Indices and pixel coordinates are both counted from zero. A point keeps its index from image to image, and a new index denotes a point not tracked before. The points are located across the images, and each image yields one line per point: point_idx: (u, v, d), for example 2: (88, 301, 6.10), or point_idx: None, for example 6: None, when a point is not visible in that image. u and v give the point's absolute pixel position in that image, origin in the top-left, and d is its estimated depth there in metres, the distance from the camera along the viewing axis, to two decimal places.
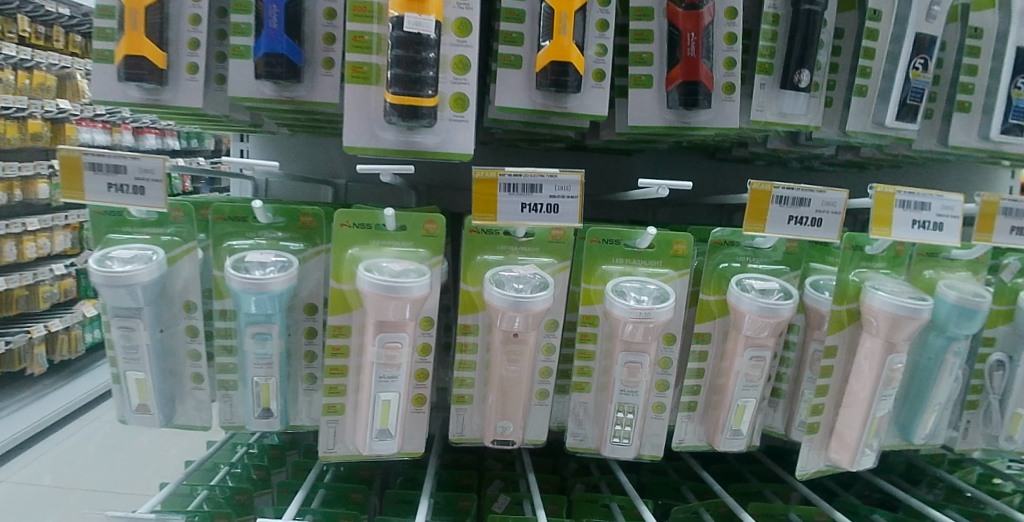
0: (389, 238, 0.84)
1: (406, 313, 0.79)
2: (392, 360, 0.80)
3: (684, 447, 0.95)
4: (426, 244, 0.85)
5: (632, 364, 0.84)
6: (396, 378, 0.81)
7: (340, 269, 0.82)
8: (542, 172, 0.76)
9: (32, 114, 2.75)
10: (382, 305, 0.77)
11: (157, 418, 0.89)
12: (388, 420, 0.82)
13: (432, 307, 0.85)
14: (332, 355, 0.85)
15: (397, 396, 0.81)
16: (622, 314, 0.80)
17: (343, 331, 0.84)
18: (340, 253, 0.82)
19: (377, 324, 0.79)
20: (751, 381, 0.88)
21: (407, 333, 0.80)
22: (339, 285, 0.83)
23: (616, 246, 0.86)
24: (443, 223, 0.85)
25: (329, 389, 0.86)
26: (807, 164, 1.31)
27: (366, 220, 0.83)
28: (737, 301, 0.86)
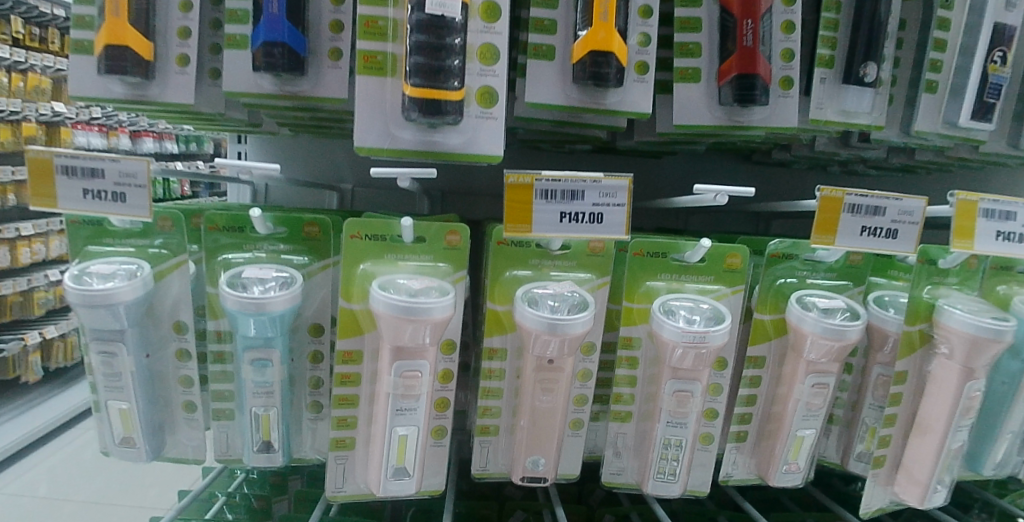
0: (406, 251, 0.74)
1: (428, 338, 0.68)
2: (410, 391, 0.69)
3: (732, 482, 0.86)
4: (449, 258, 0.75)
5: (681, 393, 0.74)
6: (415, 411, 0.70)
7: (351, 286, 0.72)
8: (584, 177, 0.65)
9: (26, 117, 2.63)
10: (398, 329, 0.67)
11: (143, 453, 0.79)
12: (405, 458, 0.72)
13: (454, 329, 0.76)
14: (341, 384, 0.74)
15: (417, 430, 0.71)
16: (672, 337, 0.70)
17: (353, 357, 0.74)
18: (351, 268, 0.72)
19: (393, 350, 0.68)
20: (812, 410, 0.78)
21: (428, 361, 0.70)
22: (350, 304, 0.73)
23: (662, 260, 0.76)
24: (467, 234, 0.75)
25: (337, 422, 0.76)
26: (851, 167, 1.21)
27: (381, 232, 0.73)
28: (799, 322, 0.76)
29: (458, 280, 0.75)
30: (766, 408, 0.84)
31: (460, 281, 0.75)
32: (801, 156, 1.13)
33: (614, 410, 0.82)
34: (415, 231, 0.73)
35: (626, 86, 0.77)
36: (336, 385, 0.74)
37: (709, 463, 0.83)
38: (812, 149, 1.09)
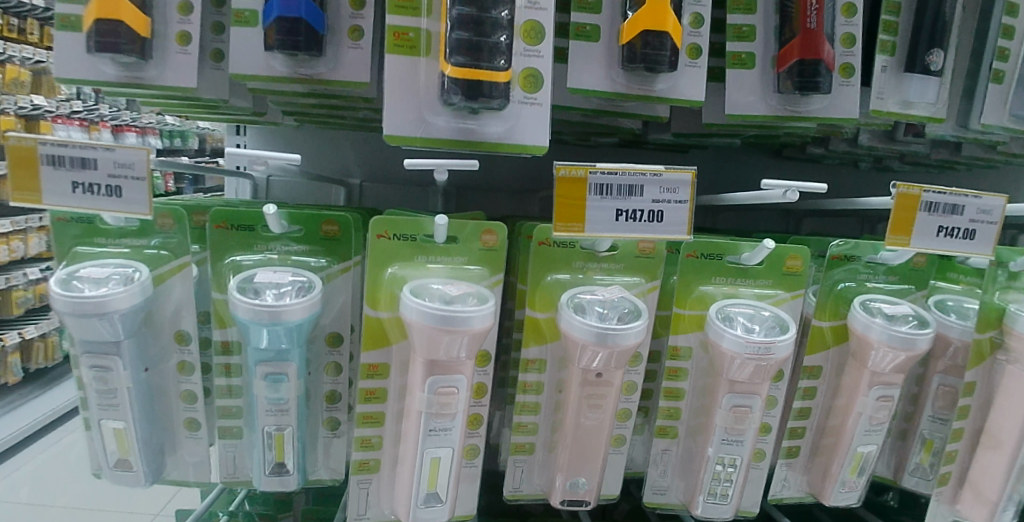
0: (438, 253, 0.67)
1: (466, 351, 0.61)
2: (445, 409, 0.62)
3: (781, 501, 0.80)
4: (484, 261, 0.68)
5: (739, 408, 0.67)
6: (451, 431, 0.63)
7: (377, 292, 0.65)
8: (642, 170, 0.59)
9: (4, 110, 2.50)
10: (433, 341, 0.59)
11: (142, 475, 0.71)
12: (437, 483, 0.65)
13: (490, 339, 0.69)
14: (365, 400, 0.67)
15: (451, 453, 0.64)
16: (733, 348, 0.64)
17: (379, 370, 0.67)
18: (378, 272, 0.65)
19: (426, 363, 0.61)
20: (875, 425, 0.72)
21: (465, 376, 0.63)
22: (376, 312, 0.65)
23: (717, 263, 0.70)
24: (505, 234, 0.67)
25: (360, 442, 0.68)
26: (885, 163, 1.16)
27: (410, 232, 0.66)
28: (865, 330, 0.70)
29: (494, 285, 0.68)
30: (822, 420, 0.78)
31: (497, 287, 0.68)
32: (839, 151, 1.07)
33: (660, 425, 0.75)
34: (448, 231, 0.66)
35: (678, 72, 0.71)
36: (359, 402, 0.67)
37: (761, 481, 0.76)
38: (854, 145, 1.04)
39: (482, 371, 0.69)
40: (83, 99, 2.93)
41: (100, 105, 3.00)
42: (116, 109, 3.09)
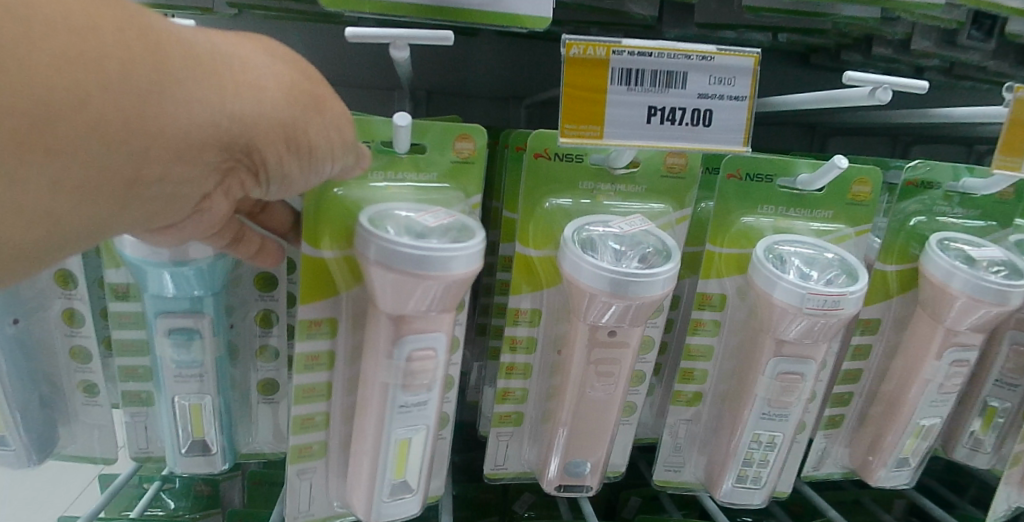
0: (404, 168, 0.50)
1: (451, 301, 0.45)
2: (419, 378, 0.46)
3: (815, 476, 0.67)
4: (459, 178, 0.51)
5: (787, 377, 0.52)
6: (428, 405, 0.48)
7: (319, 222, 0.48)
8: (687, 51, 0.43)
9: None
10: (403, 290, 0.43)
11: (25, 456, 0.56)
12: (405, 469, 0.50)
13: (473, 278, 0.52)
14: (304, 366, 0.51)
15: (426, 430, 0.49)
16: (789, 302, 0.48)
17: (322, 328, 0.50)
18: (322, 193, 0.47)
19: (392, 318, 0.45)
20: (943, 394, 0.59)
21: (445, 333, 0.47)
22: (318, 251, 0.48)
23: (766, 186, 0.55)
24: (485, 143, 0.50)
25: (299, 422, 0.52)
26: (928, 77, 0.98)
27: (366, 139, 0.48)
28: (945, 279, 0.55)
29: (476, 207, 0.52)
30: (873, 385, 0.64)
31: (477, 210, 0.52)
32: (882, 60, 0.90)
33: (678, 391, 0.60)
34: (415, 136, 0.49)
35: None
36: (297, 371, 0.51)
37: (799, 456, 0.62)
38: (904, 50, 0.85)
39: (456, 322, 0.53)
40: None
41: None
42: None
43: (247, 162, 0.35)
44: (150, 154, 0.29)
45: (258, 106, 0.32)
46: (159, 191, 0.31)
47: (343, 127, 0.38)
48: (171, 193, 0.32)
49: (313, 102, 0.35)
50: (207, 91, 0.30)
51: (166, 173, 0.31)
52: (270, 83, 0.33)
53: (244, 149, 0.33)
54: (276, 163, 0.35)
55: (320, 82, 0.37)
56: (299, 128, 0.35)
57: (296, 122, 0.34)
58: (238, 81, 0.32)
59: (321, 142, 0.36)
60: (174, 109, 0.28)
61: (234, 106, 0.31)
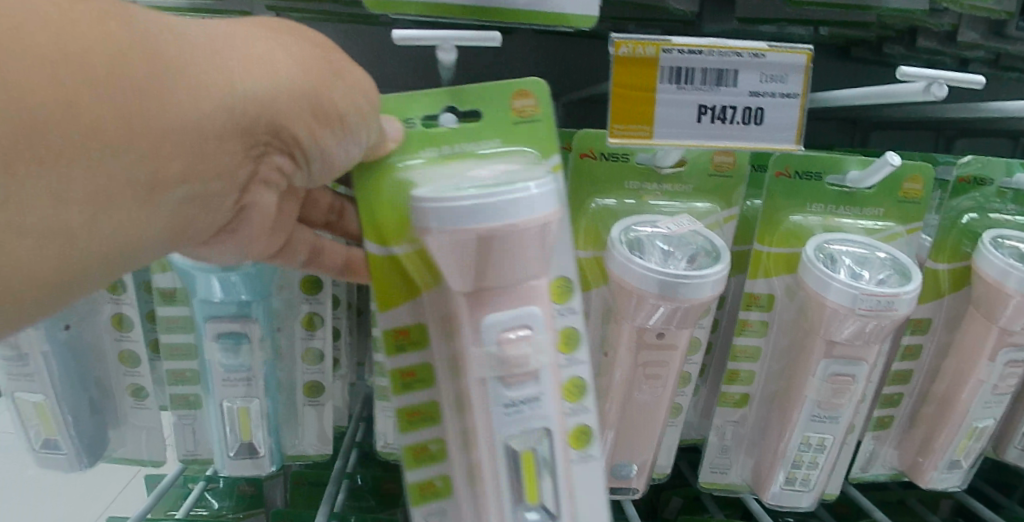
0: (462, 140, 0.44)
1: (531, 260, 0.37)
2: (521, 365, 0.36)
3: (863, 477, 0.66)
4: (525, 138, 0.44)
5: (839, 378, 0.51)
6: (542, 400, 0.37)
7: (377, 208, 0.42)
8: (738, 47, 0.42)
9: None
10: (477, 250, 0.35)
11: (78, 459, 0.57)
12: (537, 498, 0.39)
13: (571, 259, 0.43)
14: (399, 388, 0.44)
15: (549, 435, 0.38)
16: (843, 303, 0.47)
17: (411, 336, 0.44)
18: (376, 176, 0.42)
19: (473, 298, 0.37)
20: (997, 396, 0.57)
21: (541, 307, 0.38)
22: (387, 249, 0.42)
23: (815, 185, 0.54)
24: (543, 91, 0.44)
25: (412, 453, 0.44)
26: (972, 68, 0.96)
27: (411, 115, 0.43)
28: (1001, 278, 0.53)
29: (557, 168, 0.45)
30: (923, 386, 0.63)
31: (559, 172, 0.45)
32: (925, 53, 0.88)
33: (725, 392, 0.59)
34: (462, 102, 0.43)
35: None
36: (394, 391, 0.44)
37: (848, 458, 0.61)
38: (950, 42, 0.84)
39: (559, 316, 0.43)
40: None
41: None
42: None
43: (276, 145, 0.34)
44: (171, 151, 0.28)
45: (270, 82, 0.32)
46: (192, 192, 0.31)
47: (368, 93, 0.37)
48: (204, 192, 0.32)
49: (331, 69, 0.35)
50: (214, 74, 0.30)
51: (193, 169, 0.30)
52: (281, 59, 0.33)
53: (267, 130, 0.33)
54: (306, 141, 0.35)
55: (336, 53, 0.36)
56: (322, 99, 0.34)
57: (314, 89, 0.34)
58: (248, 59, 0.32)
59: (349, 112, 0.36)
60: (178, 96, 0.28)
61: (246, 85, 0.31)
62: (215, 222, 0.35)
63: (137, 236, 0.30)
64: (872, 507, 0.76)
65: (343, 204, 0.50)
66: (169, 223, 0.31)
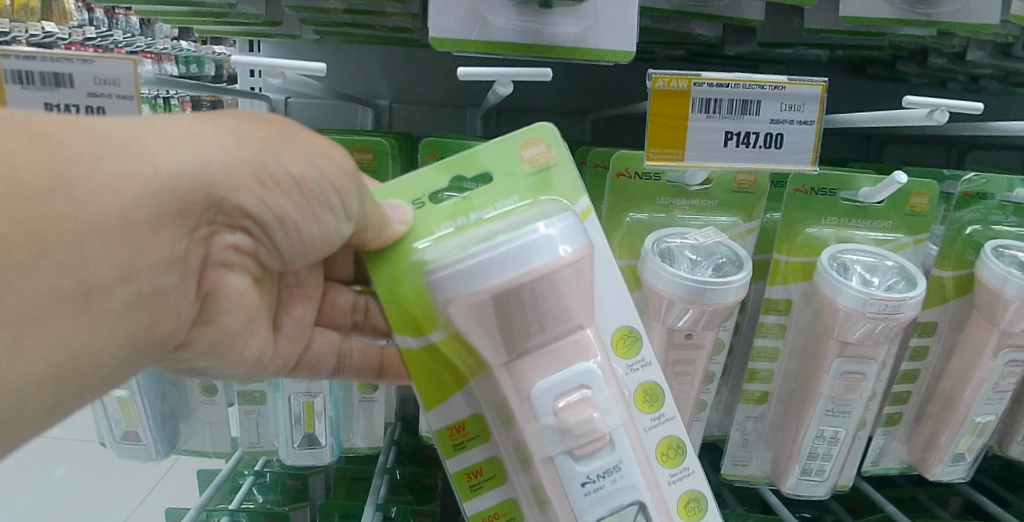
0: (477, 207, 0.45)
1: (565, 311, 0.38)
2: (594, 438, 0.37)
3: (874, 471, 0.70)
4: (545, 186, 0.46)
5: (851, 376, 0.56)
6: (621, 468, 0.38)
7: (407, 301, 0.44)
8: (761, 80, 0.48)
9: (17, 39, 2.32)
10: (505, 307, 0.36)
11: (153, 448, 0.63)
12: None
13: (630, 313, 0.45)
14: (469, 490, 0.46)
15: (640, 506, 0.38)
16: (856, 307, 0.52)
17: (467, 433, 0.46)
18: (398, 259, 0.44)
19: (513, 366, 0.38)
20: (998, 393, 0.61)
21: (597, 364, 0.39)
22: (427, 337, 0.45)
23: (829, 199, 0.60)
24: (554, 138, 0.46)
25: None
26: (981, 84, 1.01)
27: (421, 196, 0.45)
28: (1000, 284, 0.58)
29: (586, 212, 0.46)
30: (930, 385, 0.67)
31: (590, 216, 0.46)
32: (935, 70, 0.93)
33: (745, 390, 0.65)
34: (472, 170, 0.45)
35: None
36: (464, 497, 0.46)
37: (860, 452, 0.66)
38: (959, 61, 0.89)
39: (629, 373, 0.45)
40: (95, 25, 2.72)
41: (113, 31, 2.82)
42: (129, 36, 2.84)
43: (226, 221, 0.35)
44: (103, 249, 0.28)
45: (204, 157, 0.32)
46: (139, 288, 0.31)
47: (322, 153, 0.37)
48: (154, 286, 0.32)
49: (273, 136, 0.35)
50: (134, 160, 0.29)
51: (135, 261, 0.30)
52: (215, 134, 0.33)
53: (210, 206, 0.33)
54: (257, 210, 0.35)
55: (282, 122, 0.37)
56: (266, 163, 0.34)
57: (252, 156, 0.34)
58: (177, 140, 0.32)
59: (303, 175, 0.36)
60: (96, 192, 0.28)
61: (176, 160, 0.31)
62: (177, 314, 0.35)
63: (81, 346, 0.29)
64: (882, 501, 0.83)
65: (368, 302, 0.54)
66: (119, 325, 0.31)
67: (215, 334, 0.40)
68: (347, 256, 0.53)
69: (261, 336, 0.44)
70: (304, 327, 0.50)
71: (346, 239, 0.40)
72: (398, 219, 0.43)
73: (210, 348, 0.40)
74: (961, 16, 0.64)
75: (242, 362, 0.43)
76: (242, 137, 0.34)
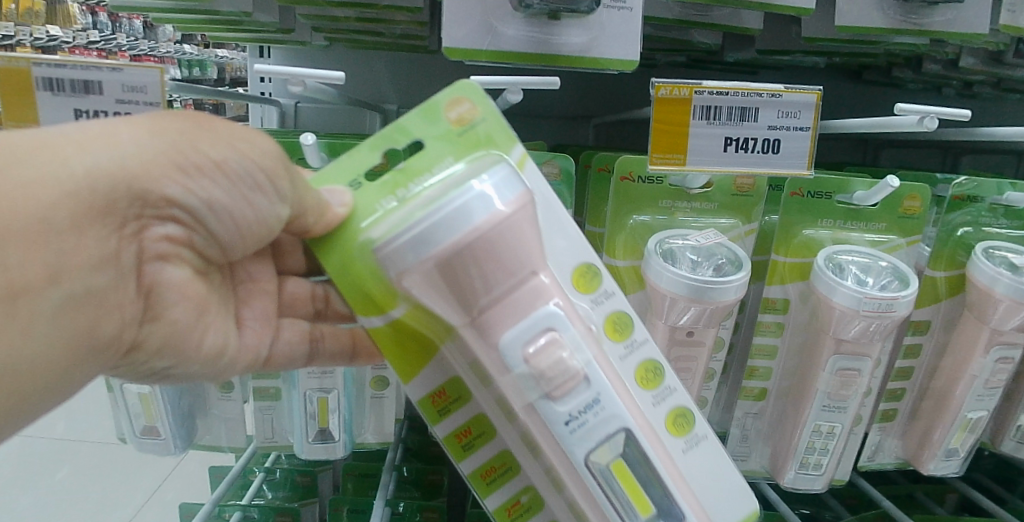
0: (415, 176, 0.42)
1: (515, 259, 0.36)
2: (567, 376, 0.36)
3: (870, 466, 0.72)
4: (481, 141, 0.43)
5: (846, 372, 0.58)
6: (601, 401, 0.37)
7: (363, 281, 0.41)
8: (760, 89, 0.50)
9: (21, 42, 2.30)
10: (450, 264, 0.35)
11: (172, 443, 0.64)
12: (646, 496, 0.39)
13: (584, 248, 0.44)
14: (462, 450, 0.48)
15: (628, 432, 0.38)
16: (851, 305, 0.54)
17: (449, 396, 0.47)
18: (348, 243, 0.41)
19: (474, 325, 0.38)
20: (989, 389, 0.64)
21: (557, 303, 0.38)
22: (390, 314, 0.42)
23: (826, 202, 0.62)
24: (478, 92, 0.44)
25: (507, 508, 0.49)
26: (976, 90, 1.04)
27: (357, 177, 0.44)
28: (990, 284, 0.60)
29: (522, 159, 0.44)
30: (924, 382, 0.69)
31: (528, 162, 0.44)
32: (930, 76, 0.95)
33: (745, 387, 0.67)
34: (400, 142, 0.44)
35: None
36: (458, 458, 0.48)
37: (856, 447, 0.68)
38: (953, 68, 0.92)
39: (593, 306, 0.44)
40: (98, 29, 2.74)
41: (117, 35, 2.84)
42: (132, 40, 2.87)
43: (154, 213, 0.37)
44: (23, 251, 0.31)
45: (119, 153, 0.34)
46: (73, 288, 0.34)
47: (243, 142, 0.38)
48: (87, 286, 0.34)
49: (187, 127, 0.36)
50: (50, 165, 0.32)
51: (63, 262, 0.32)
52: (128, 132, 0.35)
53: (134, 202, 0.35)
54: (182, 198, 0.37)
55: (202, 115, 0.38)
56: (183, 151, 0.36)
57: (168, 150, 0.35)
58: (93, 142, 0.33)
59: (222, 158, 0.37)
60: (9, 198, 0.30)
61: (89, 161, 0.33)
62: (120, 313, 0.38)
63: (15, 344, 0.32)
64: (880, 498, 0.83)
65: (327, 290, 0.56)
66: (56, 324, 0.34)
67: (166, 329, 0.42)
68: (295, 246, 0.54)
69: (216, 328, 0.46)
70: (266, 318, 0.52)
71: (285, 221, 0.40)
72: (337, 202, 0.41)
73: (164, 344, 0.42)
74: (952, 26, 0.67)
75: (203, 358, 0.45)
76: (157, 131, 0.35)
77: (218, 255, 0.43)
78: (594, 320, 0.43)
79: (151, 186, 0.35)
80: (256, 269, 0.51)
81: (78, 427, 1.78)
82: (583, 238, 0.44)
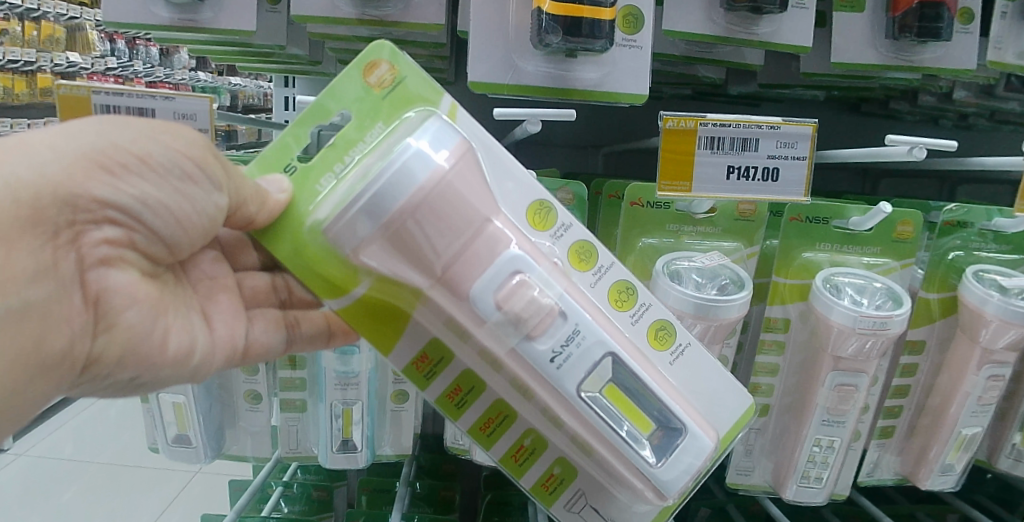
0: (348, 149, 0.45)
1: (464, 213, 0.40)
2: (540, 315, 0.40)
3: (870, 480, 0.75)
4: (406, 104, 0.47)
5: (843, 388, 0.61)
6: (580, 331, 0.42)
7: (318, 265, 0.45)
8: (760, 122, 0.54)
9: (42, 69, 2.52)
10: (401, 228, 0.39)
11: (202, 452, 0.68)
12: (643, 413, 0.44)
13: (533, 187, 0.47)
14: (456, 408, 0.50)
15: (614, 356, 0.42)
16: (847, 323, 0.57)
17: (432, 361, 0.49)
18: (295, 228, 0.45)
19: (440, 284, 0.41)
20: (983, 406, 0.66)
21: (517, 247, 0.41)
22: (351, 293, 0.46)
23: (824, 227, 0.66)
24: (394, 54, 0.47)
25: (513, 456, 0.52)
26: (972, 121, 1.08)
27: (291, 161, 0.47)
28: (980, 304, 0.63)
29: (453, 109, 0.47)
30: (921, 400, 0.72)
31: (458, 111, 0.48)
32: (926, 109, 1.00)
33: None
34: (327, 116, 0.46)
35: (784, 13, 0.64)
36: (455, 416, 0.50)
37: (856, 462, 0.71)
38: (946, 100, 0.97)
39: (555, 241, 0.48)
40: (117, 56, 2.83)
41: (134, 62, 2.93)
42: (149, 66, 2.96)
43: (87, 217, 0.39)
44: None
45: (37, 163, 0.37)
46: (12, 300, 0.36)
47: (169, 140, 0.41)
48: (27, 298, 0.37)
49: (105, 129, 0.40)
50: None
51: None
52: (46, 141, 0.38)
53: (64, 208, 0.38)
54: (114, 198, 0.40)
55: (115, 118, 0.41)
56: (105, 151, 0.39)
57: (86, 149, 0.38)
58: (6, 153, 0.36)
59: (146, 153, 0.40)
60: None
61: (8, 174, 0.36)
62: (70, 325, 0.40)
63: None
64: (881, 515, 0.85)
65: (287, 280, 0.58)
66: (3, 338, 0.37)
67: (125, 336, 0.44)
68: (245, 243, 0.56)
69: (179, 328, 0.48)
70: (233, 313, 0.53)
71: (227, 210, 0.43)
72: (277, 190, 0.44)
73: (125, 351, 0.45)
74: (942, 62, 0.71)
75: (169, 360, 0.47)
76: (75, 134, 0.39)
77: (165, 254, 0.45)
78: (558, 254, 0.47)
79: (78, 187, 0.38)
80: (209, 266, 0.53)
81: (87, 448, 1.81)
82: (532, 177, 0.48)
